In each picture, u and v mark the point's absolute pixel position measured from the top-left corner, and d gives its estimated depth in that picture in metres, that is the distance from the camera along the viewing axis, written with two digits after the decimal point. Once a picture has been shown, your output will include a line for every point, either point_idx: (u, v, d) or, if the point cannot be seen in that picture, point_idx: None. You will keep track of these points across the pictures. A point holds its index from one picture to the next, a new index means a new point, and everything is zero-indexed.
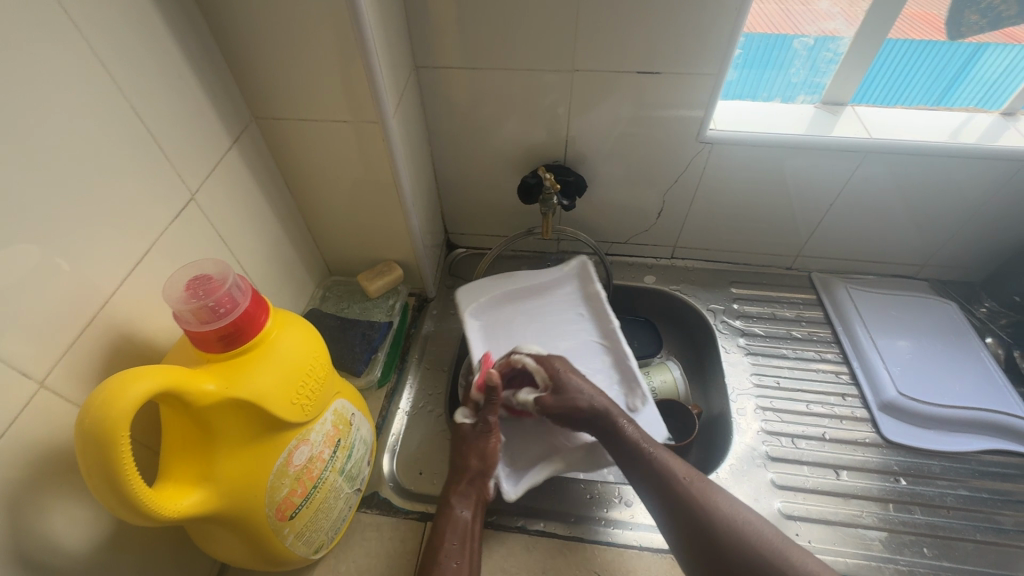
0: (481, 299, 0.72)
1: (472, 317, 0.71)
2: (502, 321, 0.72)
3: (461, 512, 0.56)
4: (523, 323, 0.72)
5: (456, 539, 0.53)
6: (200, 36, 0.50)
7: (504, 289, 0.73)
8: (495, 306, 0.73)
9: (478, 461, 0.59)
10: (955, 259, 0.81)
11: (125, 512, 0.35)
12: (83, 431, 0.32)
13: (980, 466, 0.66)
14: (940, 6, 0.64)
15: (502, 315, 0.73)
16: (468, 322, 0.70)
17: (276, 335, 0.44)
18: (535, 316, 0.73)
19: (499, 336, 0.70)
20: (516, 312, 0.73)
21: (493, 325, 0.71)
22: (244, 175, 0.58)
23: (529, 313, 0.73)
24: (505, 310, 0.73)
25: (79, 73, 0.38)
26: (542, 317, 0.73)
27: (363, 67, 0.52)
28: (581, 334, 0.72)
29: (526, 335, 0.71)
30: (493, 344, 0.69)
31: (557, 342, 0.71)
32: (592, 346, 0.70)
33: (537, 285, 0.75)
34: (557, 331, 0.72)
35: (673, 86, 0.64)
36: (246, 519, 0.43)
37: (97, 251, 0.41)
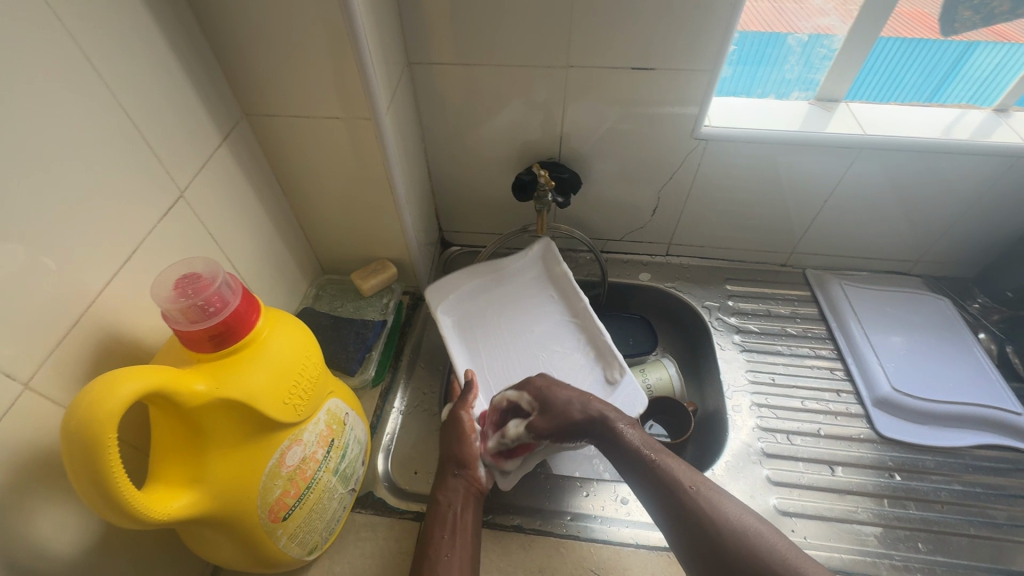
0: (451, 296, 0.71)
1: (444, 315, 0.69)
2: (474, 313, 0.71)
3: (449, 505, 0.55)
4: (496, 312, 0.71)
5: (445, 533, 0.53)
6: (189, 31, 0.49)
7: (483, 282, 0.73)
8: (466, 300, 0.72)
9: (461, 450, 0.58)
10: (948, 255, 0.81)
11: (114, 516, 0.34)
12: (68, 434, 0.31)
13: (973, 461, 0.66)
14: (929, 5, 0.64)
15: (474, 307, 0.72)
16: (439, 320, 0.69)
17: (267, 334, 0.43)
18: (508, 302, 0.72)
19: (472, 330, 0.69)
20: (491, 301, 0.72)
21: (465, 320, 0.70)
22: (234, 173, 0.57)
23: (502, 301, 0.72)
24: (478, 303, 0.72)
25: (65, 68, 0.38)
26: (514, 303, 0.72)
27: (355, 63, 0.52)
28: (553, 313, 0.71)
29: (499, 323, 0.70)
30: (466, 339, 0.68)
31: (530, 326, 0.70)
32: (564, 325, 0.70)
33: (516, 275, 0.75)
34: (529, 315, 0.71)
35: (668, 82, 0.64)
36: (238, 521, 0.43)
37: (83, 250, 0.40)
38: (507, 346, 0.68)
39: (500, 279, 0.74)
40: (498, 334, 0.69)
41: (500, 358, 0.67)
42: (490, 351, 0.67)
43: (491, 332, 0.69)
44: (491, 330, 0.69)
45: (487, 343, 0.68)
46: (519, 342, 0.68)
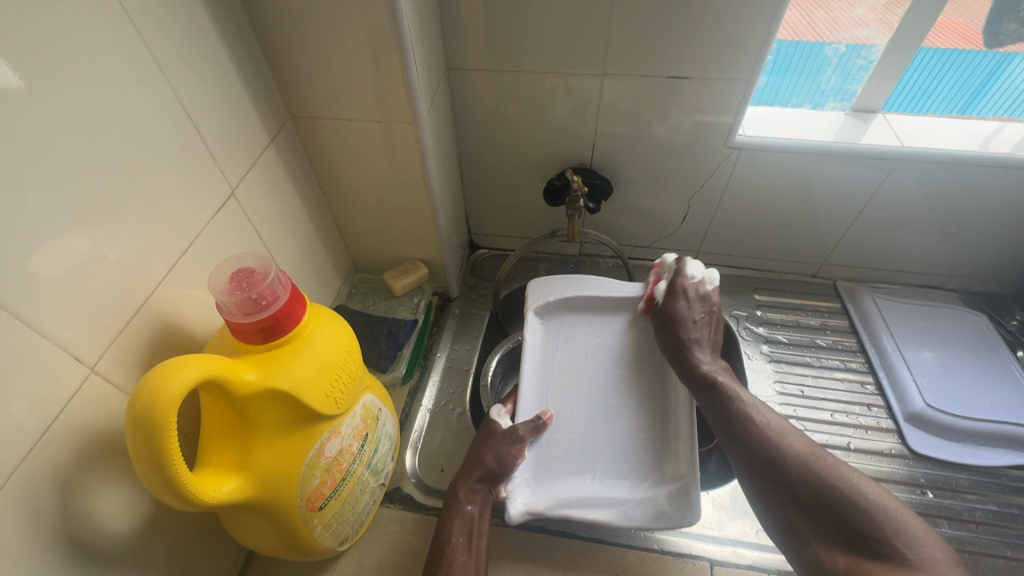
0: (548, 298, 0.71)
1: (536, 316, 0.70)
2: (565, 331, 0.70)
3: (468, 506, 0.56)
4: (589, 344, 0.69)
5: (462, 534, 0.54)
6: (244, 36, 0.52)
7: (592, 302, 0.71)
8: (560, 313, 0.71)
9: (487, 456, 0.58)
10: (988, 270, 0.79)
11: (169, 497, 0.36)
12: (133, 416, 0.33)
13: (1010, 481, 0.65)
14: (965, 14, 0.63)
15: (568, 324, 0.71)
16: (529, 318, 0.70)
17: (312, 329, 0.45)
18: (601, 340, 0.69)
19: (559, 352, 0.69)
20: (592, 331, 0.70)
21: (555, 332, 0.70)
22: (279, 172, 0.59)
23: (596, 334, 0.70)
24: (578, 325, 0.71)
25: (134, 72, 0.40)
26: (608, 344, 0.69)
27: (399, 68, 0.53)
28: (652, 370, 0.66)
29: (587, 359, 0.68)
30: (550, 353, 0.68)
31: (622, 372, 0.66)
32: (650, 394, 0.65)
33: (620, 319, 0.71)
34: (619, 366, 0.67)
35: (703, 91, 0.64)
36: (280, 508, 0.44)
37: (142, 243, 0.42)
38: (582, 390, 0.65)
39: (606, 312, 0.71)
40: (585, 369, 0.67)
41: (573, 392, 0.65)
42: (568, 378, 0.66)
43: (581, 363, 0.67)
44: (578, 363, 0.67)
45: (569, 377, 0.66)
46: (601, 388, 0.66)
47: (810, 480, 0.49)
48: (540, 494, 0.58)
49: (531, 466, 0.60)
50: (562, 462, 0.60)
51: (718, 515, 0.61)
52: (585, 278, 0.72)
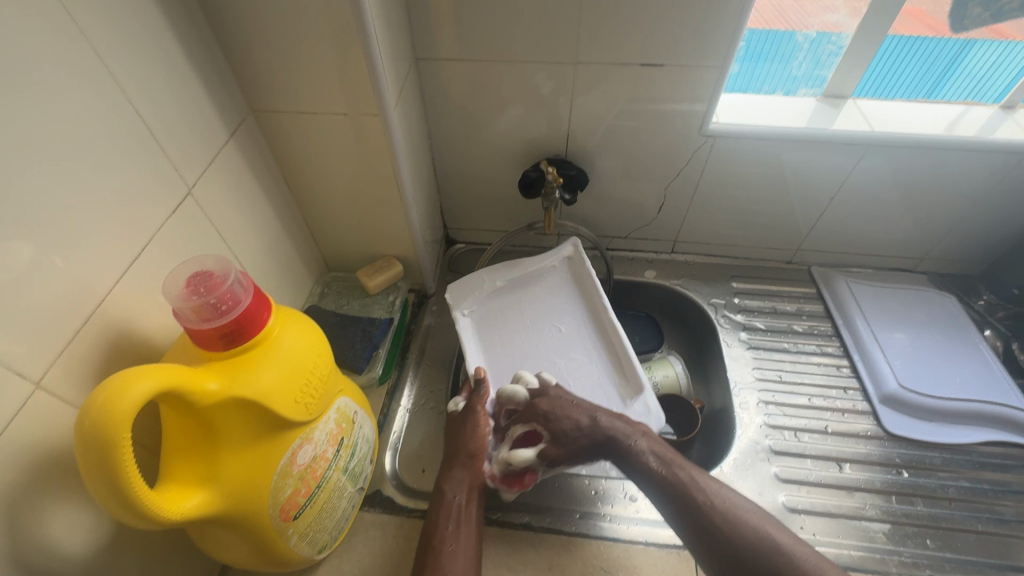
0: (475, 293, 0.71)
1: (462, 313, 0.70)
2: (494, 313, 0.71)
3: (455, 495, 0.55)
4: (517, 310, 0.71)
5: (450, 522, 0.53)
6: (197, 25, 0.49)
7: (505, 286, 0.73)
8: (486, 302, 0.72)
9: (469, 442, 0.58)
10: (955, 252, 0.81)
11: (127, 515, 0.34)
12: (83, 433, 0.31)
13: (980, 457, 0.66)
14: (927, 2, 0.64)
15: (495, 307, 0.71)
16: (457, 319, 0.69)
17: (279, 333, 0.43)
18: (529, 302, 0.72)
19: (491, 326, 0.69)
20: (520, 300, 0.72)
21: (483, 316, 0.70)
22: (241, 169, 0.57)
23: (524, 300, 0.72)
24: (504, 301, 0.72)
25: (76, 65, 0.37)
26: (538, 304, 0.71)
27: (364, 59, 0.51)
28: (572, 319, 0.70)
29: (520, 322, 0.70)
30: (485, 336, 0.68)
31: (554, 332, 0.69)
32: (581, 332, 0.69)
33: (542, 278, 0.74)
34: (550, 316, 0.70)
35: (676, 79, 0.64)
36: (251, 520, 0.42)
37: (91, 248, 0.39)
38: (521, 346, 0.67)
39: (521, 284, 0.73)
40: (521, 331, 0.69)
41: (516, 353, 0.67)
42: (499, 342, 0.68)
43: (512, 330, 0.69)
44: (511, 327, 0.69)
45: (504, 340, 0.68)
46: (540, 351, 0.67)
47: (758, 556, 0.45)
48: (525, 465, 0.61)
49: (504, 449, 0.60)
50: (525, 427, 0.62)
51: None
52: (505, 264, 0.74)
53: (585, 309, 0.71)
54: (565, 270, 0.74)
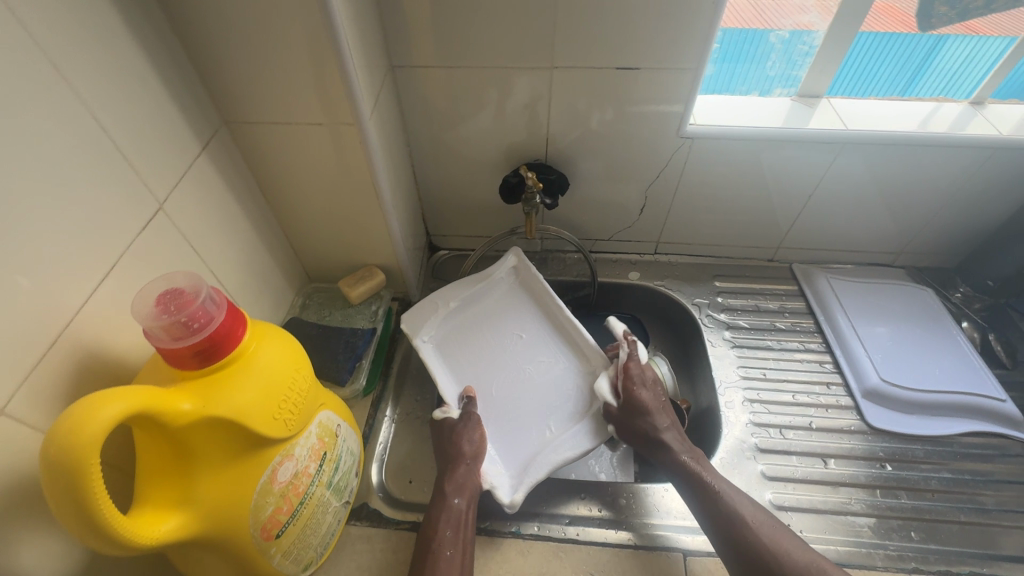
0: (433, 317, 0.68)
1: (423, 340, 0.66)
2: (453, 334, 0.68)
3: (456, 500, 0.54)
4: (477, 325, 0.69)
5: (450, 528, 0.52)
6: (163, 36, 0.48)
7: (460, 305, 0.70)
8: (445, 323, 0.69)
9: (467, 445, 0.58)
10: (930, 247, 0.83)
11: (97, 543, 0.33)
12: (49, 461, 0.30)
13: (961, 448, 0.67)
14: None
15: (454, 327, 0.69)
16: (421, 347, 0.65)
17: (255, 349, 0.42)
18: (487, 314, 0.70)
19: (453, 348, 0.67)
20: (479, 313, 0.70)
21: (444, 339, 0.68)
22: (214, 182, 0.56)
23: (482, 314, 0.70)
24: (462, 319, 0.69)
25: (36, 81, 0.36)
26: (496, 315, 0.70)
27: (337, 68, 0.51)
28: (529, 324, 0.69)
29: (481, 335, 0.68)
30: (450, 359, 0.66)
31: (516, 340, 0.68)
32: (542, 335, 0.68)
33: (498, 287, 0.73)
34: (510, 325, 0.69)
35: (654, 82, 0.64)
36: (230, 541, 0.41)
37: (56, 268, 0.38)
38: (488, 360, 0.66)
39: (477, 295, 0.71)
40: (483, 346, 0.67)
41: (485, 370, 0.65)
42: (465, 358, 0.66)
43: (474, 347, 0.67)
44: (472, 343, 0.67)
45: (469, 358, 0.66)
46: (504, 361, 0.66)
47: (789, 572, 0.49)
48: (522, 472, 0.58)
49: (506, 459, 0.60)
50: (515, 437, 0.61)
51: None
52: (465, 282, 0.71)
53: (536, 314, 0.70)
54: (510, 279, 0.73)
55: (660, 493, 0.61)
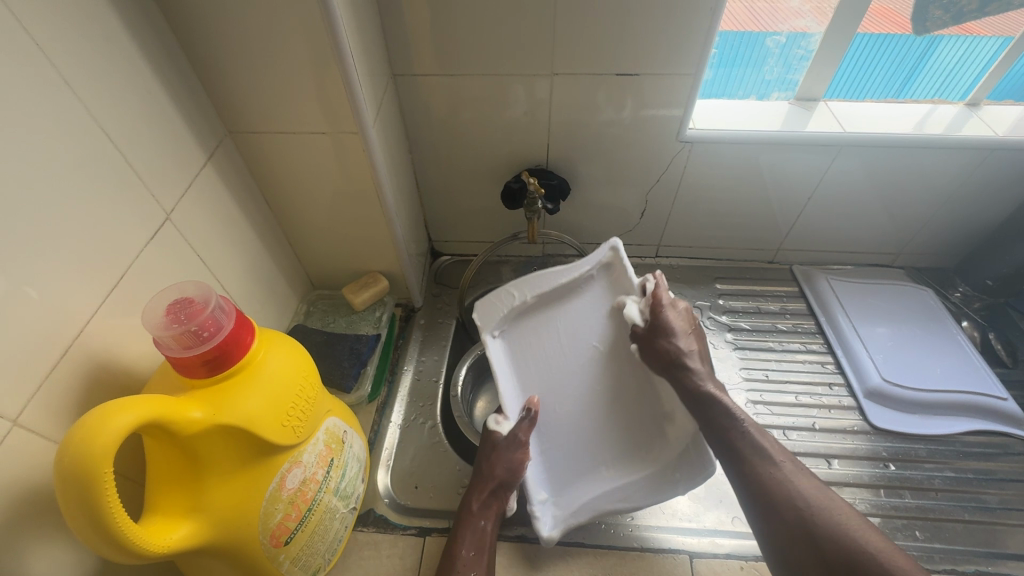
0: (504, 313, 0.64)
1: (494, 341, 0.64)
2: (530, 334, 0.65)
3: (482, 522, 0.56)
4: (553, 328, 0.64)
5: (472, 548, 0.54)
6: (168, 48, 0.48)
7: (538, 299, 0.65)
8: (519, 321, 0.65)
9: (500, 468, 0.57)
10: (930, 247, 0.83)
11: (110, 551, 0.33)
12: (62, 471, 0.30)
13: (964, 447, 0.68)
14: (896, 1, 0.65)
15: (528, 327, 0.65)
16: (490, 345, 0.64)
17: (263, 356, 0.42)
18: (565, 317, 0.65)
19: (525, 349, 0.64)
20: (556, 313, 0.65)
21: (516, 338, 0.65)
22: (219, 191, 0.56)
23: (561, 317, 0.65)
24: (537, 318, 0.65)
25: (45, 95, 0.37)
26: (575, 319, 0.64)
27: (340, 78, 0.51)
28: (614, 338, 0.63)
29: (556, 342, 0.64)
30: (521, 361, 0.64)
31: (591, 351, 0.63)
32: (624, 351, 0.62)
33: (583, 291, 0.65)
34: (589, 333, 0.63)
35: (652, 87, 0.65)
36: (240, 548, 0.42)
37: (66, 279, 0.39)
38: (558, 371, 0.63)
39: (564, 295, 0.65)
40: (557, 352, 0.63)
41: (552, 380, 0.62)
42: (534, 361, 0.63)
43: (545, 347, 0.64)
44: (546, 348, 0.64)
45: (540, 365, 0.63)
46: (575, 373, 0.62)
47: (811, 513, 0.47)
48: (564, 501, 0.58)
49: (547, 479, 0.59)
50: (566, 459, 0.60)
51: (694, 507, 0.61)
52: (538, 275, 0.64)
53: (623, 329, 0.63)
54: (602, 282, 0.65)
55: (666, 495, 0.62)
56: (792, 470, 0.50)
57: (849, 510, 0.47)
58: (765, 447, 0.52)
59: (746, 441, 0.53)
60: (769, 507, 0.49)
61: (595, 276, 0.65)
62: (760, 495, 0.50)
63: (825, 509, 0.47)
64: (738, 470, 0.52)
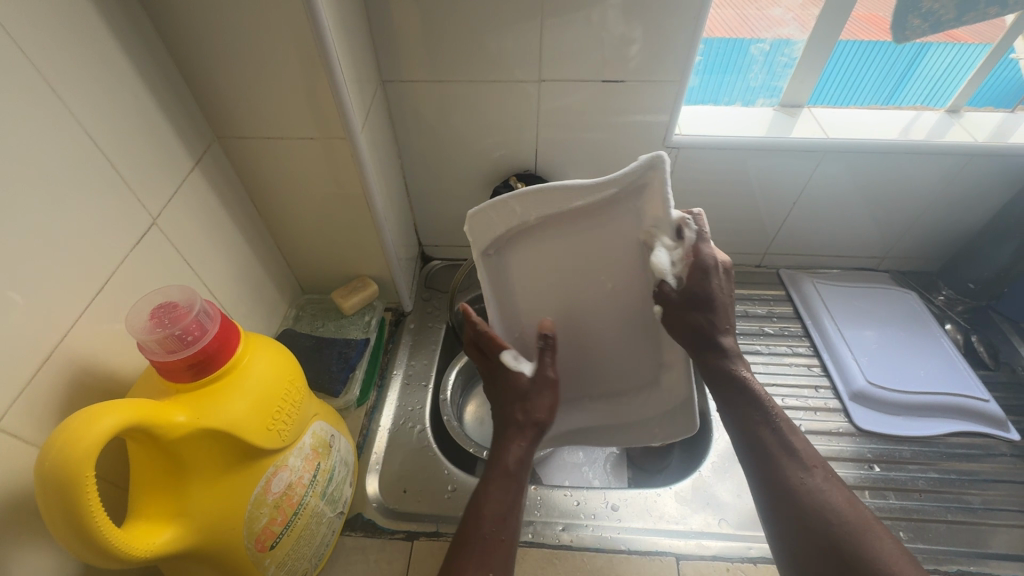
0: (499, 230, 0.50)
1: (485, 259, 0.52)
2: (529, 251, 0.53)
3: (514, 476, 0.49)
4: (559, 253, 0.53)
5: (500, 507, 0.47)
6: (156, 54, 0.49)
7: (549, 217, 0.50)
8: (520, 237, 0.52)
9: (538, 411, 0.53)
10: (914, 250, 0.85)
11: (91, 556, 0.33)
12: (43, 475, 0.30)
13: (947, 448, 0.69)
14: (883, 7, 0.65)
15: (531, 244, 0.52)
16: (479, 262, 0.52)
17: (248, 361, 0.42)
18: (578, 244, 0.52)
19: (524, 269, 0.54)
20: (567, 236, 0.52)
21: (514, 257, 0.53)
22: (207, 196, 0.56)
23: (573, 243, 0.52)
24: (543, 234, 0.52)
25: (31, 102, 0.37)
26: (587, 249, 0.52)
27: (328, 83, 0.52)
28: (626, 275, 0.54)
29: (559, 267, 0.54)
30: (516, 282, 0.55)
31: (599, 287, 0.55)
32: (628, 294, 0.56)
33: (607, 219, 0.51)
34: (597, 266, 0.54)
35: (639, 94, 0.66)
36: (225, 552, 0.42)
37: (51, 284, 0.39)
38: (554, 299, 0.56)
39: (582, 216, 0.50)
40: (558, 279, 0.54)
41: (547, 310, 0.56)
42: (532, 287, 0.55)
43: (546, 279, 0.54)
44: (546, 273, 0.54)
45: (538, 288, 0.55)
46: (571, 302, 0.56)
47: (836, 524, 0.44)
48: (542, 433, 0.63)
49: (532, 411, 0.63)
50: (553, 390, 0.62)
51: (681, 509, 0.61)
52: (552, 188, 0.47)
53: (640, 267, 0.53)
54: (632, 207, 0.50)
55: (653, 498, 0.62)
56: (822, 475, 0.47)
57: (877, 526, 0.44)
58: (799, 449, 0.48)
59: (777, 439, 0.49)
60: (785, 502, 0.46)
61: (624, 197, 0.49)
62: (774, 489, 0.47)
63: (851, 521, 0.44)
64: (761, 469, 0.49)
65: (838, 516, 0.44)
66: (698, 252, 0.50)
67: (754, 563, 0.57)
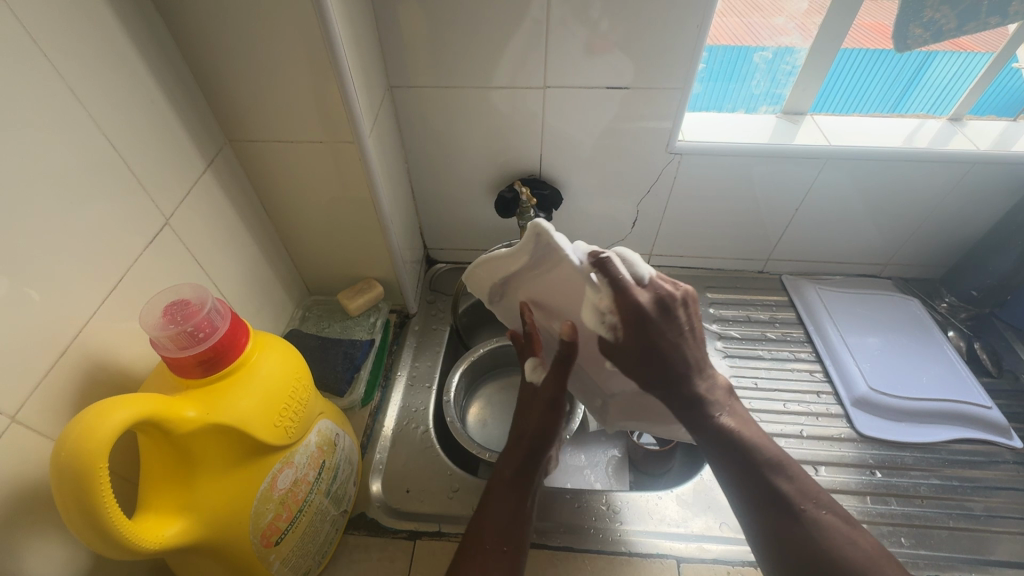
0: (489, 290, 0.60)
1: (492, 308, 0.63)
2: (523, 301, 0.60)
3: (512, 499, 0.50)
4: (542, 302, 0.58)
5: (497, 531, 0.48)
6: (171, 59, 0.50)
7: (517, 277, 0.56)
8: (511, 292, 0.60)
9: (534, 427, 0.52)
10: (916, 257, 0.85)
11: (102, 547, 0.34)
12: (59, 466, 0.31)
13: (949, 455, 0.69)
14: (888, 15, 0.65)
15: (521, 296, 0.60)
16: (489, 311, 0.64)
17: (257, 358, 0.43)
18: (548, 294, 0.56)
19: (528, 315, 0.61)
20: (538, 289, 0.56)
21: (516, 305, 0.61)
22: (218, 197, 0.58)
23: (543, 293, 0.56)
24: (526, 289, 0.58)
25: (51, 104, 0.38)
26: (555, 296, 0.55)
27: (337, 88, 0.53)
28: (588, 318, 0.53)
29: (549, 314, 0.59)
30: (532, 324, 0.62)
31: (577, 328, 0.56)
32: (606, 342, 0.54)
33: (553, 272, 0.53)
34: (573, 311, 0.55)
35: (642, 100, 0.67)
36: (231, 547, 0.42)
37: (67, 281, 0.40)
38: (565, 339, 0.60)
39: (536, 271, 0.54)
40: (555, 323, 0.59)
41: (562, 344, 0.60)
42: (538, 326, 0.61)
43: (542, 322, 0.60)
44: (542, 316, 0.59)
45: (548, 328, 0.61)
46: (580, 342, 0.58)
47: (828, 570, 0.42)
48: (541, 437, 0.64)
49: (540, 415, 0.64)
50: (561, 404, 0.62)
51: (682, 513, 0.62)
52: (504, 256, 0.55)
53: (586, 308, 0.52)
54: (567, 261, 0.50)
55: (654, 501, 0.62)
56: (811, 516, 0.45)
57: (874, 566, 0.42)
58: (786, 492, 0.46)
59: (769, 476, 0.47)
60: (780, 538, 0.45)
61: (551, 252, 0.50)
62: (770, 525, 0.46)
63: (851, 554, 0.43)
64: (757, 507, 0.47)
65: (839, 552, 0.43)
66: (625, 298, 0.48)
67: (754, 566, 0.57)
